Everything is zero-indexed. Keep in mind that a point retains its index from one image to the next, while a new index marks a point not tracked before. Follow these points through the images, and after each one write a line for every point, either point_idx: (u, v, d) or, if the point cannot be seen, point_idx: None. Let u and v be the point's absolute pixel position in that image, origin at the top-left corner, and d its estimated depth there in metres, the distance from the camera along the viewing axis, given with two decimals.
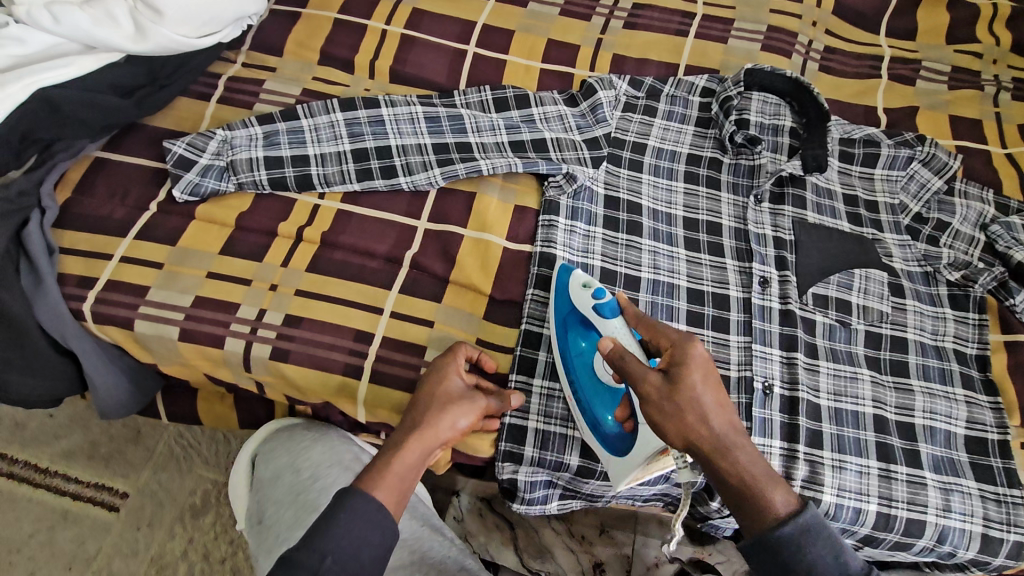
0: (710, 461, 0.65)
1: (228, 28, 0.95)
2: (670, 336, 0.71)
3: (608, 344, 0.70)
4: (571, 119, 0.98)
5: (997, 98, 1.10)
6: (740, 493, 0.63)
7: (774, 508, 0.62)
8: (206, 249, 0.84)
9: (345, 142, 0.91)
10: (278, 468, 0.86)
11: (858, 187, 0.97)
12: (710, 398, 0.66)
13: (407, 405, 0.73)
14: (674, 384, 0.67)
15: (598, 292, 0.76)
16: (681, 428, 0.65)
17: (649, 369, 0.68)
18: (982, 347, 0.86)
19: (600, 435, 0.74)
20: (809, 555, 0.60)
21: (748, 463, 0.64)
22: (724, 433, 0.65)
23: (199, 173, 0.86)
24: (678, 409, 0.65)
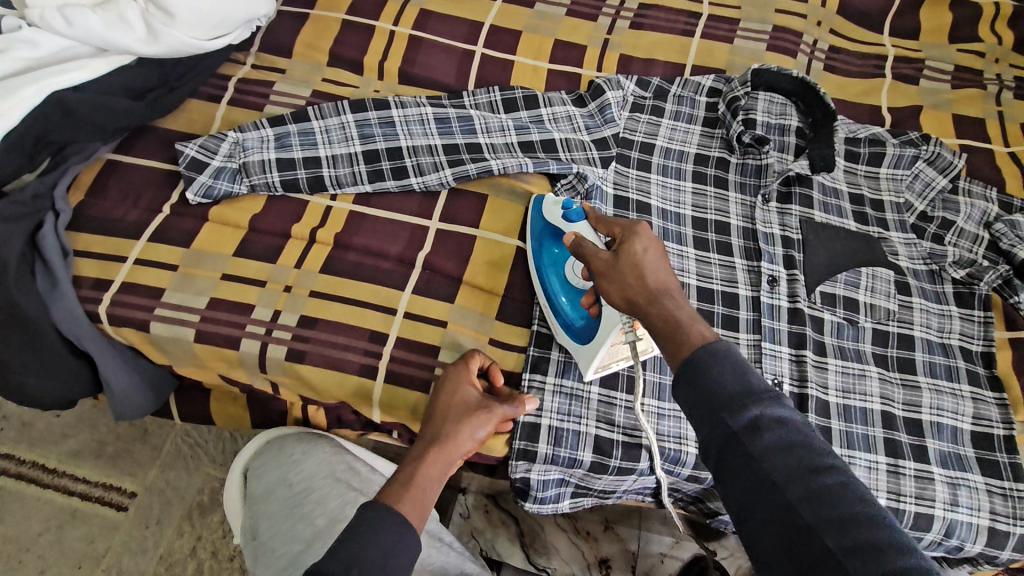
0: (642, 314, 0.64)
1: (239, 30, 0.96)
2: (619, 221, 0.72)
3: (568, 236, 0.73)
4: (579, 120, 0.99)
5: (1000, 97, 1.11)
6: (666, 332, 0.61)
7: (691, 337, 0.58)
8: (220, 252, 0.84)
9: (356, 143, 0.91)
10: (269, 483, 0.86)
11: (864, 186, 0.99)
12: (649, 262, 0.66)
13: (424, 418, 0.75)
14: (616, 255, 0.68)
15: (565, 202, 0.80)
16: (621, 288, 0.65)
17: (597, 249, 0.70)
18: (988, 344, 0.87)
19: (569, 326, 0.78)
20: (718, 369, 0.55)
21: (675, 308, 0.62)
22: (658, 286, 0.64)
23: (211, 175, 0.87)
24: (618, 273, 0.66)
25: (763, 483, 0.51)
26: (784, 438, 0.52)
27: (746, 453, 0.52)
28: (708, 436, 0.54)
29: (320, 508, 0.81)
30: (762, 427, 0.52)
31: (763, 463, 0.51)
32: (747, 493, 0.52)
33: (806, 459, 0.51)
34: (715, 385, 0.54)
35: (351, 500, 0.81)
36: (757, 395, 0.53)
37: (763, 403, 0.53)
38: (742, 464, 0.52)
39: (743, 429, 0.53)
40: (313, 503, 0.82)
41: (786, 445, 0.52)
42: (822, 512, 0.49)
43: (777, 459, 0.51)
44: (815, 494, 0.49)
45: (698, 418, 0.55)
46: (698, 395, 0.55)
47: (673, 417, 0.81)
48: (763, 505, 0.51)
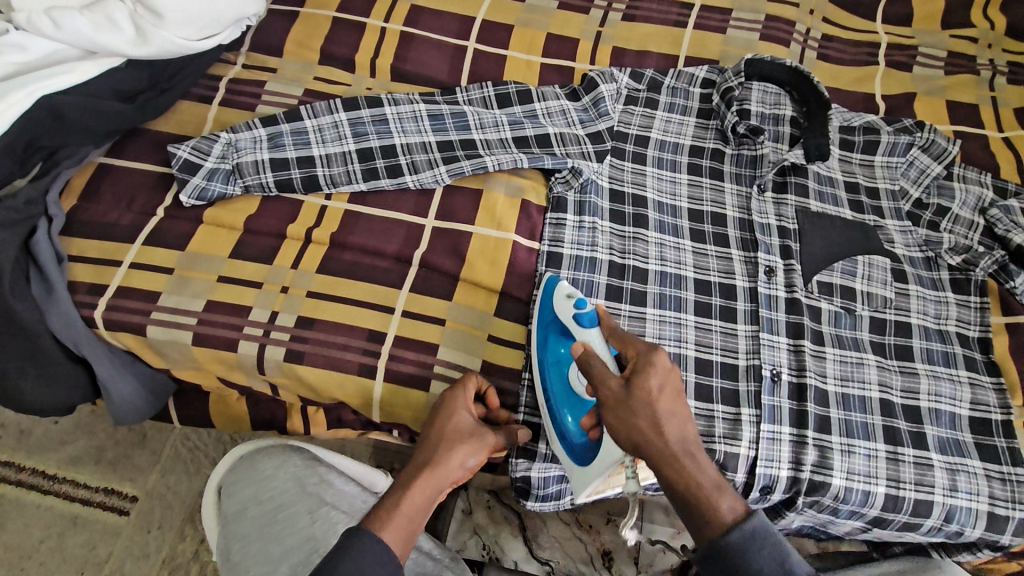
0: (657, 467, 0.65)
1: (229, 29, 0.95)
2: (635, 344, 0.72)
3: (579, 346, 0.71)
4: (574, 114, 0.99)
5: (993, 83, 1.11)
6: (692, 500, 0.64)
7: (721, 514, 0.63)
8: (216, 254, 0.84)
9: (350, 142, 0.91)
10: (240, 501, 0.85)
11: (859, 174, 0.99)
12: (664, 406, 0.67)
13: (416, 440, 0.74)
14: (629, 388, 0.68)
15: (578, 301, 0.76)
16: (631, 431, 0.66)
17: (610, 373, 0.69)
18: (985, 330, 0.88)
19: (566, 441, 0.75)
20: (757, 559, 0.60)
21: (698, 472, 0.65)
22: (676, 445, 0.65)
23: (205, 178, 0.86)
24: (629, 411, 0.66)
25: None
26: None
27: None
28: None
29: (293, 524, 0.80)
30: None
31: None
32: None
33: None
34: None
35: (325, 514, 0.81)
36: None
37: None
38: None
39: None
40: (285, 520, 0.80)
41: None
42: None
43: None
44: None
45: None
46: None
47: None
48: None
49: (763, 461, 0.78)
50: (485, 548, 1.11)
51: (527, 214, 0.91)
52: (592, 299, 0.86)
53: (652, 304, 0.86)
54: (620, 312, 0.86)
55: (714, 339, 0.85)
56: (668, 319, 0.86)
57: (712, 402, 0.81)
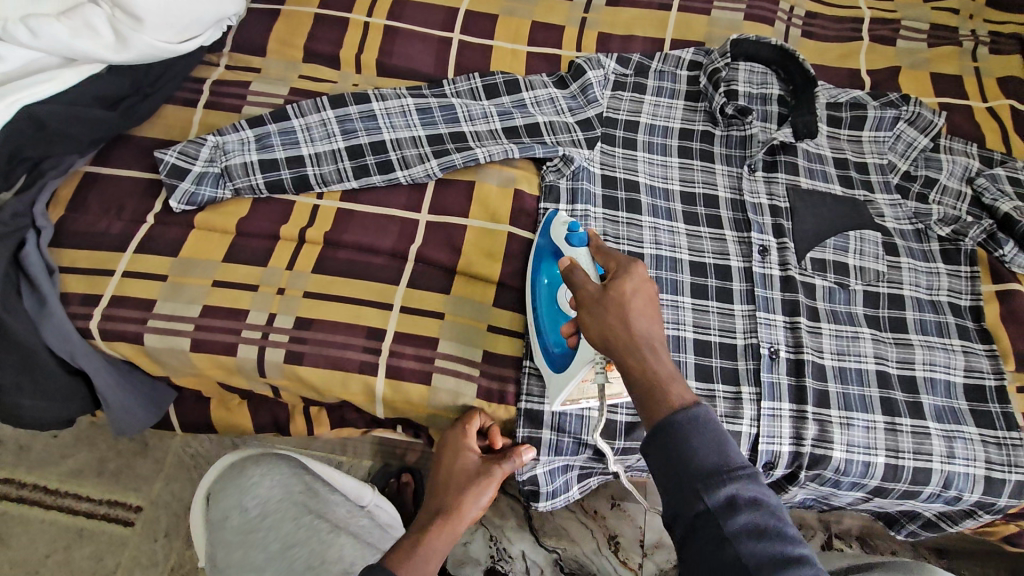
0: (617, 357, 0.63)
1: (209, 31, 0.94)
2: (615, 254, 0.71)
3: (563, 260, 0.71)
4: (563, 102, 0.99)
5: (975, 53, 1.12)
6: (645, 384, 0.61)
7: (669, 399, 0.59)
8: (210, 258, 0.83)
9: (338, 140, 0.91)
10: (227, 508, 0.92)
11: (847, 151, 1.00)
12: (634, 305, 0.65)
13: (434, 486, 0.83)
14: (603, 289, 0.67)
15: (570, 224, 0.77)
16: (600, 326, 0.64)
17: (586, 278, 0.69)
18: (976, 298, 0.89)
19: (547, 351, 0.77)
20: (698, 446, 0.56)
21: (656, 363, 0.62)
22: (640, 335, 0.63)
23: (194, 182, 0.85)
24: (600, 308, 0.65)
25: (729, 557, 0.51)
26: (754, 514, 0.53)
27: (714, 523, 0.53)
28: (678, 505, 0.55)
29: (278, 531, 0.90)
30: (736, 505, 0.53)
31: (734, 543, 0.52)
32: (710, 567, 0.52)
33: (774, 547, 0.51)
34: (693, 459, 0.55)
35: (311, 523, 0.91)
36: (732, 473, 0.54)
37: (740, 482, 0.54)
38: (707, 529, 0.53)
39: (718, 507, 0.53)
40: (269, 528, 0.90)
41: (756, 526, 0.52)
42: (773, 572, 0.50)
43: (745, 540, 0.52)
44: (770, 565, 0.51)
45: (671, 489, 0.56)
46: (675, 466, 0.56)
47: None
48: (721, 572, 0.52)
49: (765, 437, 0.79)
50: (492, 539, 1.12)
51: (520, 203, 0.91)
52: None
53: None
54: None
55: (711, 320, 0.85)
56: (666, 302, 0.86)
57: (711, 380, 0.82)
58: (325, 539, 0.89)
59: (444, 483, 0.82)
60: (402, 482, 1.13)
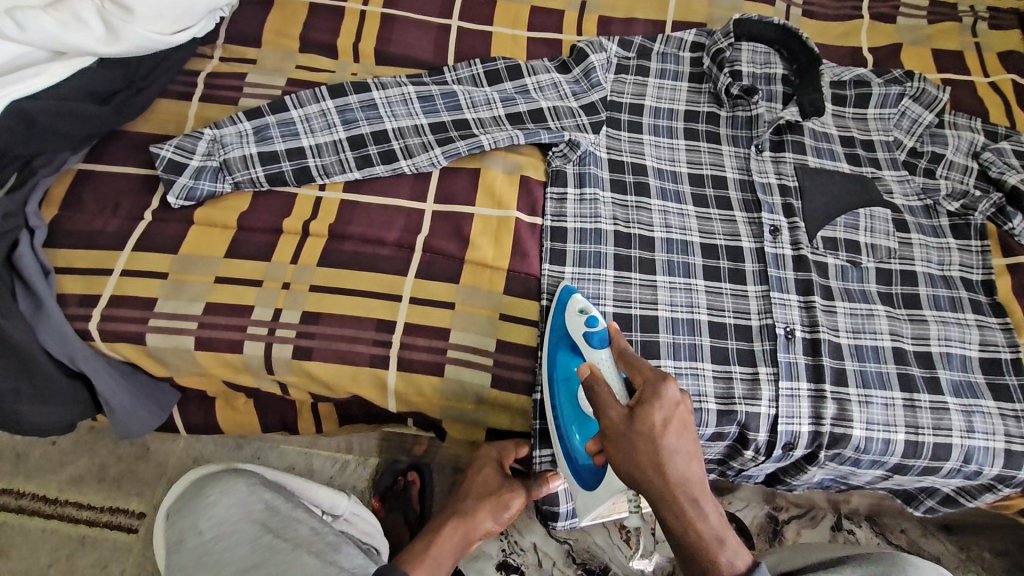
0: (657, 509, 0.63)
1: (202, 22, 0.91)
2: (645, 372, 0.68)
3: (584, 368, 0.69)
4: (566, 86, 0.97)
5: (975, 29, 1.12)
6: (689, 546, 0.62)
7: (715, 565, 0.61)
8: (210, 255, 0.81)
9: (340, 130, 0.89)
10: (183, 530, 0.85)
11: (853, 128, 0.99)
12: (671, 452, 0.62)
13: (458, 490, 0.87)
14: (634, 426, 0.63)
15: (591, 319, 0.75)
16: (635, 476, 0.63)
17: (616, 404, 0.66)
18: (988, 272, 0.88)
19: (573, 464, 0.75)
20: None
21: (698, 520, 0.62)
22: (680, 480, 0.62)
23: (192, 176, 0.83)
24: (632, 453, 0.63)
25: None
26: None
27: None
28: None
29: (233, 552, 0.80)
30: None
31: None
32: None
33: None
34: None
35: (268, 542, 0.81)
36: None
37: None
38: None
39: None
40: (224, 549, 0.81)
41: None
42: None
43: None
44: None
45: None
46: None
47: (691, 374, 0.80)
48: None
49: (785, 418, 0.78)
50: (502, 533, 1.11)
51: (525, 192, 0.89)
52: (602, 270, 0.85)
53: (661, 271, 0.86)
54: (630, 281, 0.85)
55: (725, 302, 0.85)
56: (679, 285, 0.85)
57: (728, 362, 0.81)
58: (283, 559, 0.78)
59: (466, 492, 0.85)
60: (409, 480, 1.13)
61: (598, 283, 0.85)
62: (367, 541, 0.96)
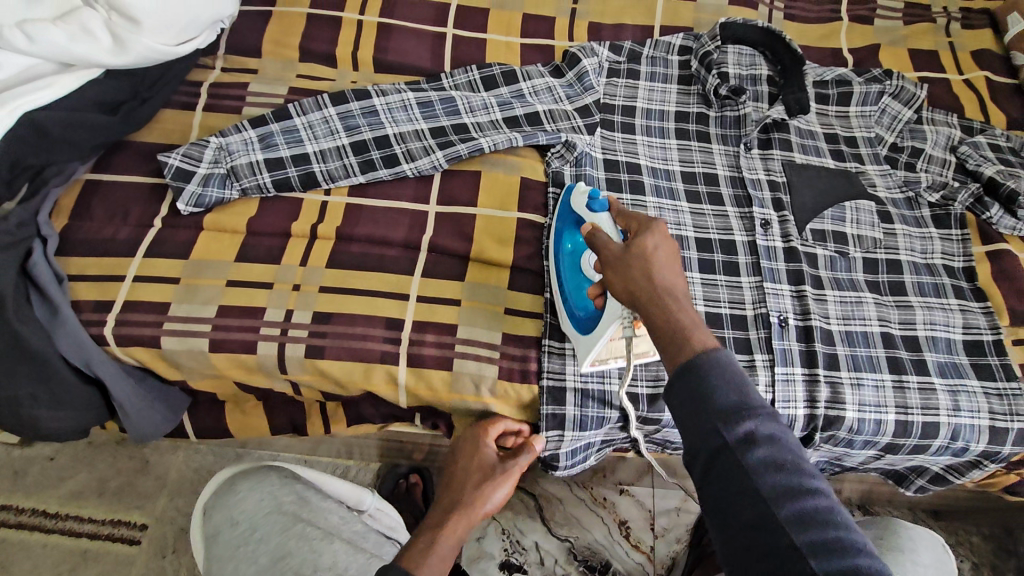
0: (641, 308, 0.65)
1: (205, 33, 0.93)
2: (636, 216, 0.73)
3: (586, 227, 0.75)
4: (560, 90, 1.02)
5: (948, 29, 1.18)
6: (667, 333, 0.61)
7: (691, 343, 0.59)
8: (222, 259, 0.83)
9: (343, 136, 0.92)
10: (218, 523, 0.86)
11: (836, 125, 1.04)
12: (657, 260, 0.67)
13: (450, 480, 0.84)
14: (626, 247, 0.69)
15: (591, 192, 0.81)
16: (625, 282, 0.66)
17: (609, 240, 0.71)
18: (968, 259, 0.93)
19: (575, 317, 0.79)
20: (719, 385, 0.56)
21: (678, 312, 0.62)
22: (665, 284, 0.65)
23: (200, 184, 0.85)
24: (625, 267, 0.67)
25: (749, 492, 0.52)
26: (773, 450, 0.53)
27: (735, 462, 0.52)
28: (696, 440, 0.55)
29: (268, 542, 0.81)
30: (755, 441, 0.53)
31: (753, 477, 0.52)
32: (731, 507, 0.53)
33: (793, 481, 0.52)
34: (711, 395, 0.55)
35: (301, 531, 0.82)
36: (752, 410, 0.54)
37: (759, 418, 0.54)
38: (728, 473, 0.53)
39: (737, 442, 0.53)
40: (259, 538, 0.82)
41: (777, 463, 0.53)
42: (810, 534, 0.50)
43: (766, 474, 0.52)
44: (798, 513, 0.51)
45: (690, 425, 0.55)
46: (695, 404, 0.55)
47: None
48: (758, 541, 0.51)
49: (781, 402, 0.82)
50: (504, 534, 1.13)
51: (527, 190, 0.93)
52: None
53: None
54: None
55: (721, 293, 0.88)
56: None
57: (725, 350, 0.84)
58: (318, 547, 0.79)
59: (458, 476, 0.83)
60: (411, 482, 1.15)
61: None
62: (392, 534, 1.01)
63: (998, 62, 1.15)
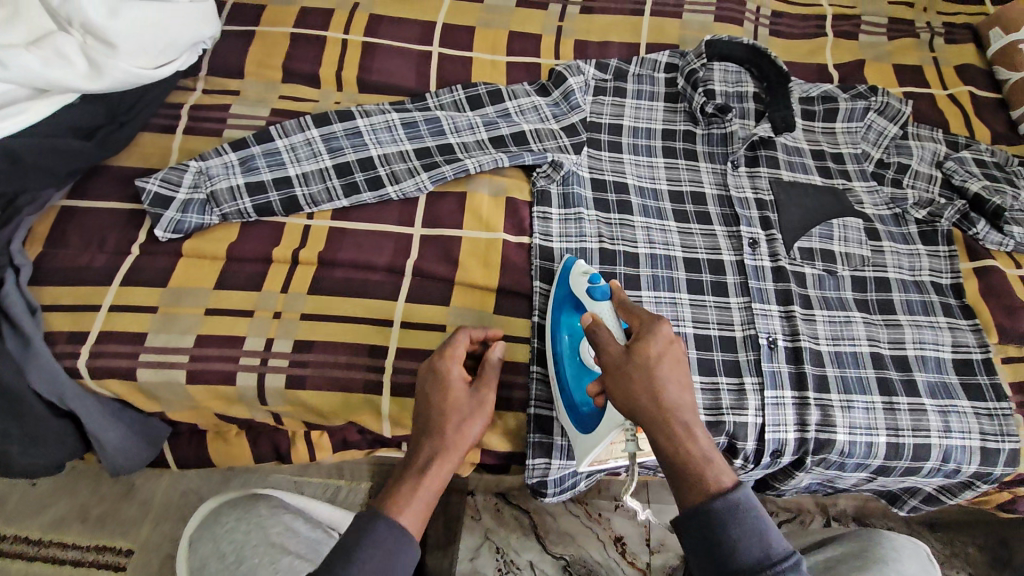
0: (650, 434, 0.65)
1: (184, 55, 0.92)
2: (639, 313, 0.71)
3: (585, 317, 0.71)
4: (546, 109, 1.01)
5: (932, 44, 1.18)
6: (680, 467, 0.63)
7: (706, 485, 0.62)
8: (201, 286, 0.81)
9: (325, 158, 0.91)
10: (205, 556, 0.83)
11: (823, 142, 1.03)
12: (664, 375, 0.65)
13: (419, 423, 0.72)
14: (629, 353, 0.67)
15: (592, 275, 0.77)
16: (629, 397, 0.65)
17: (610, 339, 0.69)
18: (956, 276, 0.92)
19: (574, 411, 0.75)
20: (737, 535, 0.59)
21: (689, 445, 0.64)
22: (675, 403, 0.65)
23: (179, 210, 0.84)
24: (627, 379, 0.65)
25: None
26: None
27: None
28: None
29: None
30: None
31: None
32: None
33: None
34: (733, 552, 0.59)
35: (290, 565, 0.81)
36: (772, 565, 0.58)
37: (779, 573, 0.58)
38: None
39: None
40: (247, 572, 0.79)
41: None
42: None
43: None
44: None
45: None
46: (717, 555, 0.60)
47: None
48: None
49: (771, 425, 0.81)
50: (499, 552, 1.11)
51: (512, 213, 0.91)
52: None
53: (646, 287, 0.88)
54: None
55: (709, 314, 0.87)
56: (664, 300, 0.87)
57: (714, 374, 0.83)
58: None
59: (425, 413, 0.72)
60: None
61: None
62: None
63: (983, 76, 1.15)
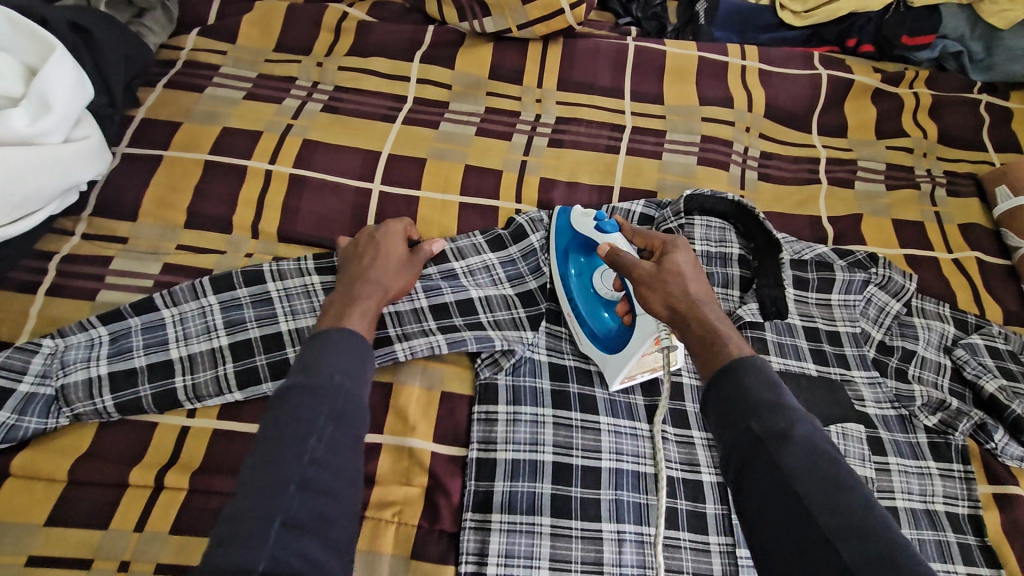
0: (682, 322, 0.64)
1: (54, 202, 0.76)
2: (656, 237, 0.74)
3: (603, 248, 0.74)
4: (498, 269, 0.86)
5: (934, 197, 1.07)
6: (703, 346, 0.61)
7: (729, 350, 0.58)
8: (28, 522, 0.62)
9: (220, 335, 0.73)
10: None
11: (817, 318, 0.89)
12: (690, 275, 0.68)
13: (351, 256, 0.74)
14: (658, 266, 0.68)
15: (598, 215, 0.79)
16: (666, 299, 0.66)
17: (637, 261, 0.70)
18: (974, 506, 0.78)
19: (596, 337, 0.78)
20: (753, 383, 0.53)
21: (717, 325, 0.62)
22: (698, 296, 0.66)
23: (16, 410, 0.66)
24: (661, 283, 0.67)
25: (780, 488, 0.48)
26: (810, 451, 0.48)
27: (771, 461, 0.48)
28: (732, 439, 0.52)
29: None
30: (792, 439, 0.49)
31: (788, 472, 0.48)
32: (766, 502, 0.48)
33: (829, 475, 0.47)
34: (746, 395, 0.53)
35: None
36: (788, 408, 0.51)
37: (795, 417, 0.50)
38: (761, 469, 0.49)
39: (772, 439, 0.49)
40: None
41: (813, 460, 0.48)
42: (850, 527, 0.44)
43: (804, 469, 0.47)
44: (836, 501, 0.46)
45: (725, 422, 0.53)
46: (732, 402, 0.53)
47: None
48: (793, 534, 0.46)
49: None
50: None
51: (382, 255, 0.73)
52: (537, 517, 0.70)
53: (607, 516, 0.71)
54: (571, 533, 0.70)
55: (684, 561, 0.70)
56: (628, 536, 0.71)
57: None
58: None
59: (363, 254, 0.74)
60: None
61: (533, 537, 0.69)
62: None
63: (989, 239, 1.04)
